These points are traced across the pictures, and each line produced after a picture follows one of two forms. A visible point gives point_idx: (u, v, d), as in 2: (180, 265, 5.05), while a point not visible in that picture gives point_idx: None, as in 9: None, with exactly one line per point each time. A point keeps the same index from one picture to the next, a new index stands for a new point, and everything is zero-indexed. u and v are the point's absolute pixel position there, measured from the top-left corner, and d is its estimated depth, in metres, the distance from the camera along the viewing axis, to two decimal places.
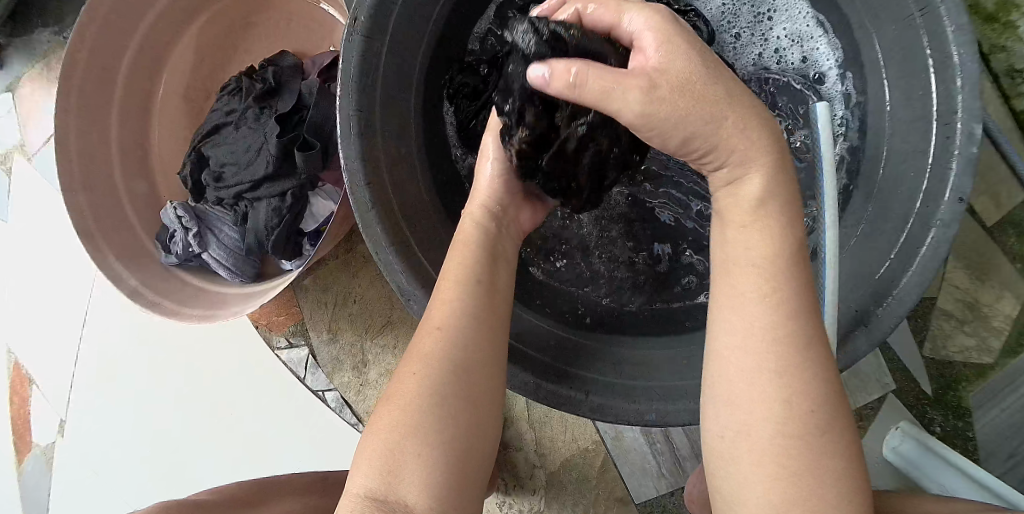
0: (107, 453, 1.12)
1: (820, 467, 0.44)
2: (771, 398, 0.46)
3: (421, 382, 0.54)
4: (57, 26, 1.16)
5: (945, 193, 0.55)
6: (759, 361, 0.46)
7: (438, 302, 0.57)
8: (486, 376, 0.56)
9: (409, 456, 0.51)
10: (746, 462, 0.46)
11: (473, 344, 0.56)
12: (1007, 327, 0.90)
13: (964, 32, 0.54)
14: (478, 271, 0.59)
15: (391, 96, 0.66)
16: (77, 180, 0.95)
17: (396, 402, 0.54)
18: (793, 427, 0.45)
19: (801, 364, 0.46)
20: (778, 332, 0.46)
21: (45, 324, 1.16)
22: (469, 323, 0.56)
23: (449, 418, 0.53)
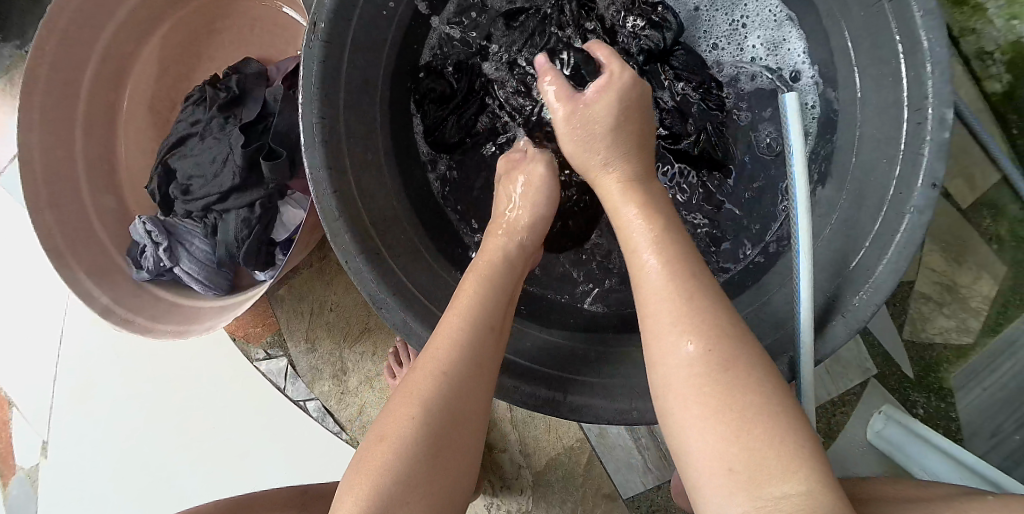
0: (89, 473, 1.10)
1: (744, 403, 0.45)
2: (690, 340, 0.48)
3: (416, 427, 0.53)
4: (17, 40, 1.14)
5: (918, 180, 0.55)
6: (674, 308, 0.50)
7: (442, 342, 0.57)
8: (478, 424, 0.57)
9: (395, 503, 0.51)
10: (680, 410, 0.47)
11: (473, 391, 0.56)
12: (986, 308, 0.90)
13: (934, 16, 0.53)
14: (488, 315, 0.59)
15: (355, 100, 0.64)
16: (43, 198, 0.92)
17: (388, 444, 0.53)
18: (711, 364, 0.47)
19: (698, 305, 0.50)
20: (670, 280, 0.51)
21: (21, 345, 1.13)
22: (474, 369, 0.56)
23: (440, 466, 0.53)
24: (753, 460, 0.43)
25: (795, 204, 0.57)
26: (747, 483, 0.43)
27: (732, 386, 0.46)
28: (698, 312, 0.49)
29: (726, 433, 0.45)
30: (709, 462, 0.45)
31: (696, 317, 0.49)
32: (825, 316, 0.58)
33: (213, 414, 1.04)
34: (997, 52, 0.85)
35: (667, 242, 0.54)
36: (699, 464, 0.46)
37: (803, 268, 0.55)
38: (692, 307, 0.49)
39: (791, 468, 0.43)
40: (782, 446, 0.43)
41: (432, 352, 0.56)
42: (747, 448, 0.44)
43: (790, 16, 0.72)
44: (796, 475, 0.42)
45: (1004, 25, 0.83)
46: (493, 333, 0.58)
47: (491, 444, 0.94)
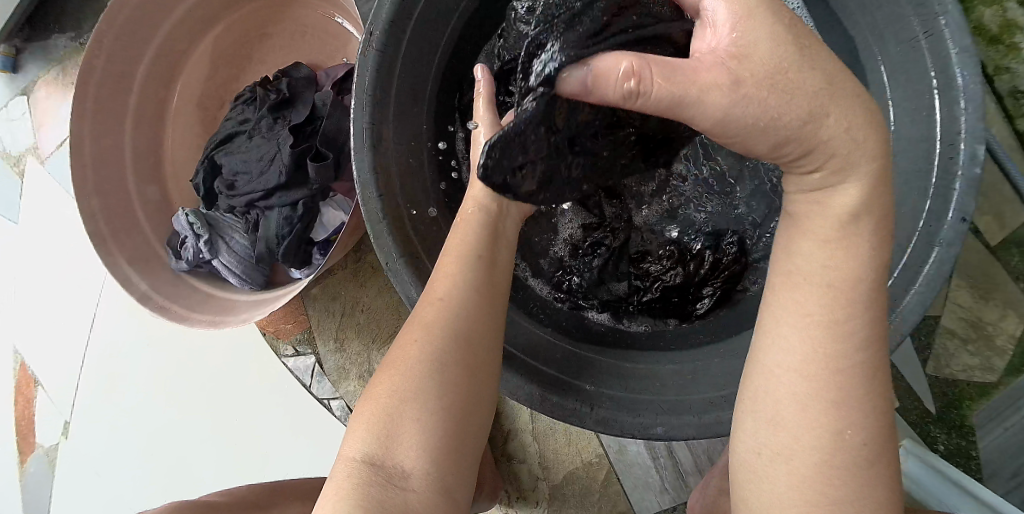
0: (112, 455, 1.12)
1: (860, 496, 0.45)
2: (818, 425, 0.46)
3: (423, 350, 0.53)
4: (74, 33, 1.18)
5: (948, 213, 0.56)
6: (812, 387, 0.46)
7: (440, 275, 0.57)
8: (482, 348, 0.56)
9: (405, 425, 0.51)
10: (783, 485, 0.46)
11: (475, 314, 0.56)
12: (1011, 347, 0.89)
13: (969, 54, 0.55)
14: (479, 247, 0.59)
15: (403, 109, 0.67)
16: (90, 185, 0.96)
17: (396, 369, 0.53)
18: (837, 456, 0.45)
19: (846, 389, 0.46)
20: (827, 356, 0.46)
21: (53, 325, 1.17)
22: (470, 295, 0.56)
23: (447, 386, 0.53)
24: None
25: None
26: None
27: (845, 484, 0.45)
28: (863, 402, 0.46)
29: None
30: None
31: (853, 406, 0.45)
32: None
33: (236, 405, 1.07)
34: None
35: (853, 301, 0.46)
36: None
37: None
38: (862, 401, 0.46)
39: None
40: None
41: (439, 280, 0.57)
42: None
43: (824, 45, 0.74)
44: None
45: None
46: (484, 263, 0.59)
47: (511, 455, 0.95)
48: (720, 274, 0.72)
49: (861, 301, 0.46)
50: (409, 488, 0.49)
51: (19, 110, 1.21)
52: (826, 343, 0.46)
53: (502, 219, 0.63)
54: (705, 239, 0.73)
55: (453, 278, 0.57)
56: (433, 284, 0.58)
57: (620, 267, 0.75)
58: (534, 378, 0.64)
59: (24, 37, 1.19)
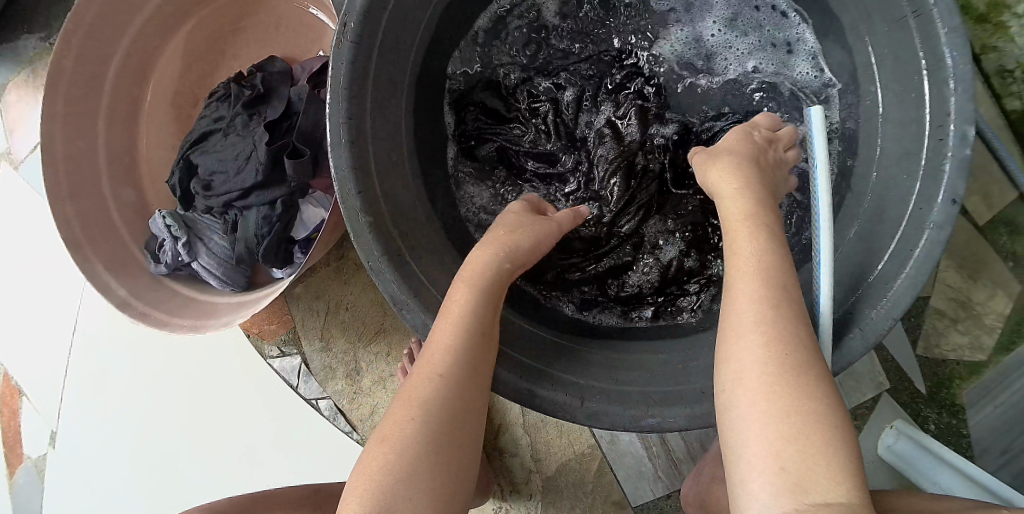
0: (98, 463, 1.10)
1: (803, 406, 0.46)
2: (755, 342, 0.49)
3: (417, 432, 0.54)
4: (43, 33, 1.15)
5: (938, 195, 0.55)
6: (749, 312, 0.50)
7: (436, 350, 0.57)
8: (472, 422, 0.58)
9: (399, 504, 0.52)
10: (743, 407, 0.48)
11: (467, 395, 0.57)
12: (1000, 325, 0.90)
13: (958, 34, 0.53)
14: (477, 322, 0.58)
15: (382, 102, 0.65)
16: (65, 190, 0.94)
17: (389, 447, 0.54)
18: (776, 366, 0.47)
19: (776, 309, 0.50)
20: (760, 293, 0.50)
21: (35, 333, 1.14)
22: (465, 377, 0.57)
23: (438, 467, 0.54)
24: (804, 461, 0.44)
25: (817, 211, 0.57)
26: (792, 484, 0.43)
27: (798, 393, 0.46)
28: (789, 318, 0.49)
29: (782, 434, 0.45)
30: (762, 459, 0.45)
31: (778, 321, 0.49)
32: (842, 327, 0.58)
33: (224, 409, 1.05)
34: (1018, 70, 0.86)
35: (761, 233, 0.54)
36: (754, 464, 0.46)
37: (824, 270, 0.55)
38: (781, 315, 0.49)
39: (835, 477, 0.43)
40: (846, 462, 0.44)
41: (435, 355, 0.57)
42: (802, 450, 0.44)
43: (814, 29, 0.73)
44: (840, 485, 0.43)
45: None
46: (485, 337, 0.59)
47: (503, 449, 0.94)
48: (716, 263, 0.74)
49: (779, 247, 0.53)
50: None
51: None
52: (759, 281, 0.51)
53: (503, 285, 0.63)
54: (688, 232, 0.75)
55: (451, 360, 0.56)
56: (427, 355, 0.58)
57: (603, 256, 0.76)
58: (521, 373, 0.62)
59: None
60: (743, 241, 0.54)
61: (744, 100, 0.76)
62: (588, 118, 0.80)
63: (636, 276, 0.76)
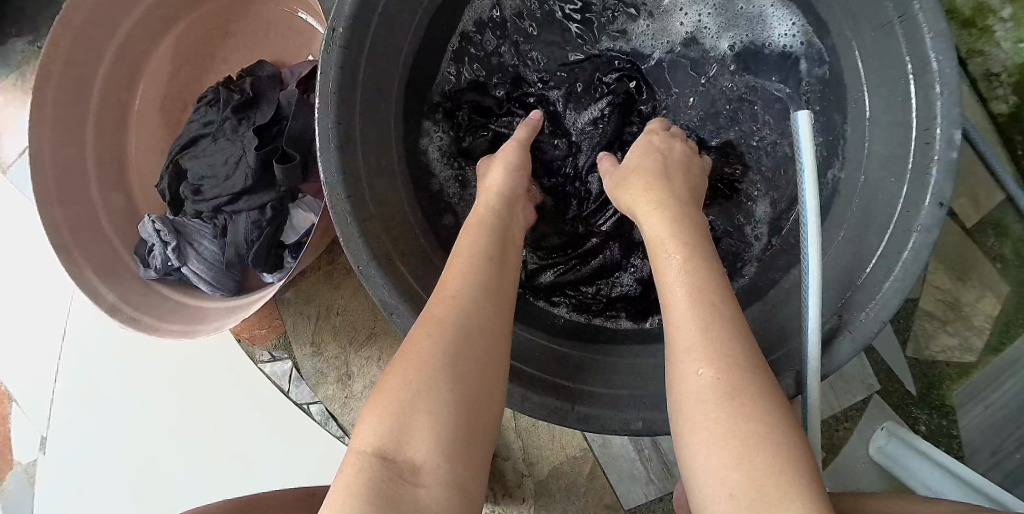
0: (87, 470, 1.09)
1: (746, 430, 0.45)
2: (692, 371, 0.49)
3: (436, 343, 0.51)
4: (32, 36, 1.14)
5: (925, 198, 0.55)
6: (681, 341, 0.50)
7: (452, 276, 0.57)
8: (497, 346, 0.54)
9: (420, 413, 0.48)
10: (689, 439, 0.47)
11: (487, 313, 0.55)
12: (989, 326, 0.91)
13: (943, 38, 0.54)
14: (490, 252, 0.60)
15: (371, 106, 0.65)
16: (53, 195, 0.93)
17: (407, 361, 0.51)
18: (714, 393, 0.47)
19: (709, 335, 0.49)
20: (692, 318, 0.51)
21: (24, 339, 1.13)
22: (483, 294, 0.56)
23: (461, 378, 0.50)
24: (753, 486, 0.42)
25: (806, 220, 0.57)
26: (744, 510, 0.42)
27: (737, 417, 0.45)
28: (721, 340, 0.49)
29: (727, 460, 0.44)
30: (712, 488, 0.44)
31: (713, 344, 0.49)
32: (832, 331, 0.58)
33: (215, 413, 1.05)
34: (1004, 74, 0.86)
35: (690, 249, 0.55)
36: (707, 493, 0.45)
37: (812, 276, 0.55)
38: (711, 335, 0.49)
39: (790, 497, 0.41)
40: (798, 481, 0.42)
41: (451, 281, 0.56)
42: (749, 474, 0.43)
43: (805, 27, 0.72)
44: (793, 505, 0.41)
45: (1011, 48, 0.85)
46: (496, 264, 0.60)
47: (494, 452, 0.94)
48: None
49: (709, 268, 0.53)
50: (421, 483, 0.45)
51: None
52: (688, 306, 0.51)
53: (506, 225, 0.65)
54: None
55: (465, 281, 0.56)
56: (442, 285, 0.57)
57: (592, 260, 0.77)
58: (514, 377, 0.62)
59: None
60: (668, 258, 0.55)
61: (733, 103, 0.76)
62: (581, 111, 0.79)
63: (625, 279, 0.76)
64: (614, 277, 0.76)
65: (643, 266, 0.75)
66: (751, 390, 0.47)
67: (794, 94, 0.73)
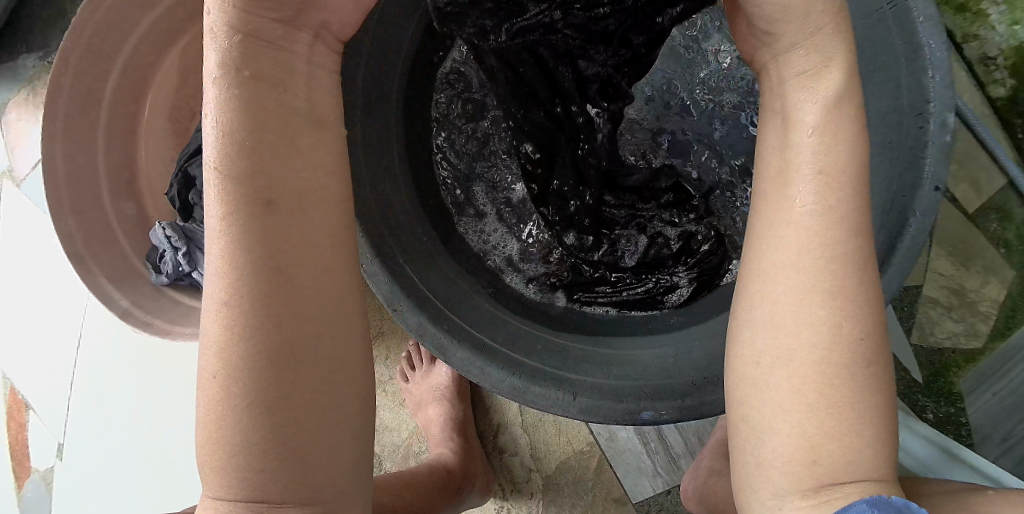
0: (102, 474, 1.12)
1: (858, 401, 0.43)
2: (821, 320, 0.43)
3: (235, 388, 0.41)
4: (42, 51, 1.17)
5: (921, 182, 0.57)
6: (812, 280, 0.44)
7: (219, 264, 0.41)
8: (307, 346, 0.42)
9: (242, 471, 0.42)
10: (783, 393, 0.44)
11: (284, 313, 0.41)
12: (995, 312, 0.90)
13: (933, 21, 0.56)
14: (245, 196, 0.40)
15: (371, 108, 0.66)
16: (66, 205, 0.95)
17: (206, 405, 0.42)
18: (840, 354, 0.43)
19: (854, 285, 0.44)
20: (828, 252, 0.43)
21: (40, 347, 1.16)
22: (262, 294, 0.40)
23: (274, 421, 0.42)
24: (840, 456, 0.43)
25: None
26: (822, 477, 0.43)
27: (854, 386, 0.43)
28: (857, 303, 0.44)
29: (825, 428, 0.43)
30: (794, 450, 0.44)
31: (857, 299, 0.44)
32: None
33: None
34: (1000, 58, 0.87)
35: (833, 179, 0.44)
36: (783, 453, 0.44)
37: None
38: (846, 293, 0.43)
39: (870, 470, 0.43)
40: (880, 453, 0.44)
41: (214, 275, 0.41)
42: (842, 446, 0.43)
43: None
44: (870, 475, 0.43)
45: (1007, 31, 0.85)
46: (275, 216, 0.41)
47: (502, 448, 0.96)
48: (692, 236, 0.75)
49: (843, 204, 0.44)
50: None
51: None
52: (819, 228, 0.44)
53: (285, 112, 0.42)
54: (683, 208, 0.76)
55: (234, 278, 0.40)
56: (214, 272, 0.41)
57: (598, 241, 0.75)
58: (512, 368, 0.63)
59: None
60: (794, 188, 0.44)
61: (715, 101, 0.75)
62: None
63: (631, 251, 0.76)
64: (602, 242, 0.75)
65: (637, 239, 0.76)
66: (873, 368, 0.44)
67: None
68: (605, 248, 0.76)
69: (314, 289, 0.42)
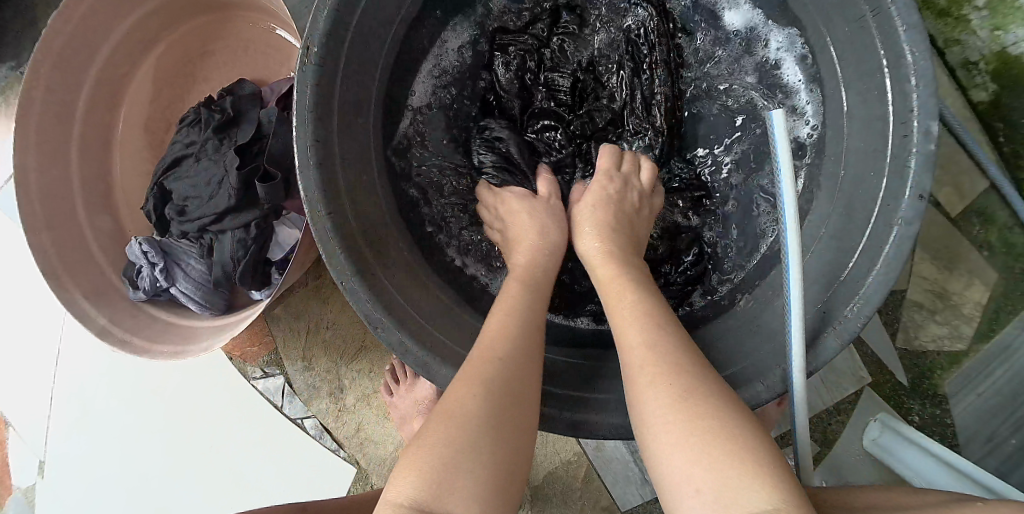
0: (83, 493, 1.09)
1: (706, 424, 0.45)
2: (643, 383, 0.50)
3: (480, 402, 0.50)
4: (13, 61, 1.14)
5: (905, 190, 0.55)
6: (630, 365, 0.52)
7: (492, 333, 0.57)
8: (533, 407, 0.53)
9: (462, 469, 0.46)
10: (651, 444, 0.47)
11: (526, 378, 0.54)
12: (979, 314, 0.91)
13: (916, 30, 0.54)
14: (529, 316, 0.59)
15: (349, 122, 0.65)
16: (40, 220, 0.93)
17: (449, 416, 0.49)
18: (667, 396, 0.48)
19: (655, 352, 0.51)
20: (641, 340, 0.53)
21: (15, 364, 1.13)
22: (523, 363, 0.55)
23: (502, 441, 0.49)
24: (719, 478, 0.42)
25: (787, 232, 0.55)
26: (716, 504, 0.42)
27: (697, 411, 0.46)
28: (667, 356, 0.51)
29: (689, 458, 0.44)
30: (680, 487, 0.44)
31: (663, 359, 0.50)
32: (819, 327, 0.58)
33: (210, 431, 1.05)
34: (982, 62, 0.87)
35: (649, 307, 0.56)
36: (676, 492, 0.44)
37: (793, 298, 0.54)
38: (656, 350, 0.51)
39: (760, 484, 0.41)
40: (763, 466, 0.42)
41: (489, 340, 0.56)
42: (712, 467, 0.43)
43: (758, 17, 0.73)
44: (764, 491, 0.41)
45: (987, 36, 0.84)
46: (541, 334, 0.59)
47: None
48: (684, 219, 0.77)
49: (657, 317, 0.55)
50: None
51: None
52: (639, 330, 0.54)
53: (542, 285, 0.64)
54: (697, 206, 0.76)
55: (507, 341, 0.56)
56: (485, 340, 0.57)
57: None
58: None
59: None
60: (621, 309, 0.57)
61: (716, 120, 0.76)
62: (517, 24, 0.79)
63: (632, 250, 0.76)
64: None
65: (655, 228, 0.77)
66: (712, 395, 0.47)
67: (736, 75, 0.75)
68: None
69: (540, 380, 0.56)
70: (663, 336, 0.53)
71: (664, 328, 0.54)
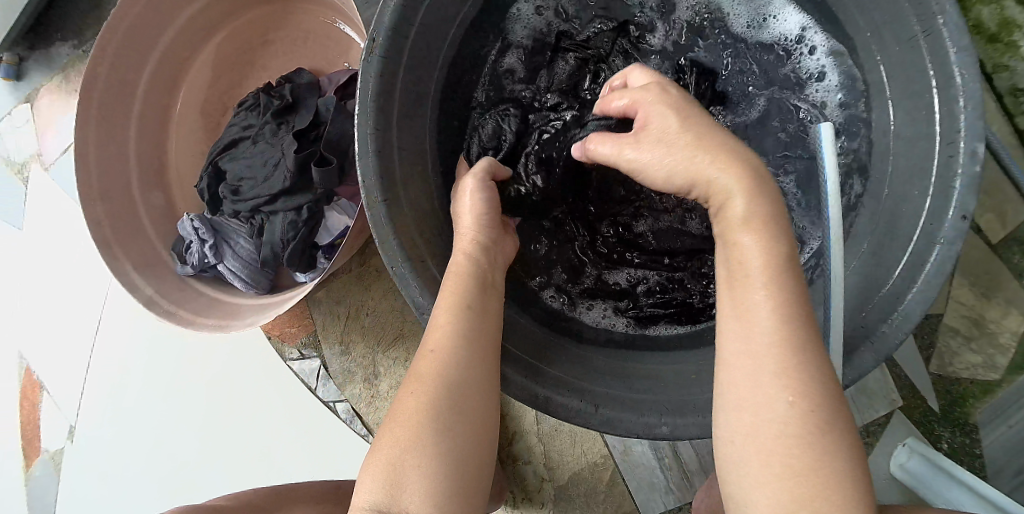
0: (114, 458, 1.13)
1: (821, 467, 0.45)
2: (777, 402, 0.46)
3: (422, 405, 0.58)
4: (76, 40, 1.19)
5: (949, 210, 0.56)
6: (757, 372, 0.48)
7: (433, 327, 0.60)
8: (479, 391, 0.60)
9: (409, 465, 0.56)
10: (753, 463, 0.47)
11: (467, 368, 0.59)
12: (1014, 344, 0.90)
13: (966, 53, 0.55)
14: (467, 299, 0.61)
15: (407, 113, 0.67)
16: (96, 192, 0.97)
17: (399, 420, 0.58)
18: (796, 427, 0.46)
19: (796, 365, 0.47)
20: (778, 340, 0.47)
21: (59, 329, 1.17)
22: (465, 356, 0.59)
23: (445, 434, 0.57)
24: None
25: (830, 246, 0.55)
26: None
27: (820, 452, 0.45)
28: (808, 378, 0.47)
29: (797, 496, 0.44)
30: None
31: (802, 376, 0.47)
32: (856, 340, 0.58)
33: (242, 407, 1.07)
34: None
35: (784, 287, 0.48)
36: None
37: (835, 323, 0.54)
38: (799, 367, 0.47)
39: None
40: None
41: (432, 335, 0.60)
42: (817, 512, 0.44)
43: (810, 34, 0.73)
44: None
45: None
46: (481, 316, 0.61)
47: (516, 455, 0.95)
48: None
49: (799, 310, 0.48)
50: None
51: (21, 118, 1.21)
52: (774, 324, 0.48)
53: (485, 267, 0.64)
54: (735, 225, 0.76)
55: (447, 337, 0.59)
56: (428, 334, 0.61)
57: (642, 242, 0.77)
58: (535, 378, 0.64)
59: (28, 44, 1.20)
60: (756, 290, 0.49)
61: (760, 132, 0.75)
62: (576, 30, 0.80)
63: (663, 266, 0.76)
64: (612, 225, 0.77)
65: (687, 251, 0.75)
66: (834, 433, 0.46)
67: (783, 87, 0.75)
68: (617, 232, 0.77)
69: (489, 362, 0.61)
70: (796, 337, 0.47)
71: (809, 333, 0.48)
